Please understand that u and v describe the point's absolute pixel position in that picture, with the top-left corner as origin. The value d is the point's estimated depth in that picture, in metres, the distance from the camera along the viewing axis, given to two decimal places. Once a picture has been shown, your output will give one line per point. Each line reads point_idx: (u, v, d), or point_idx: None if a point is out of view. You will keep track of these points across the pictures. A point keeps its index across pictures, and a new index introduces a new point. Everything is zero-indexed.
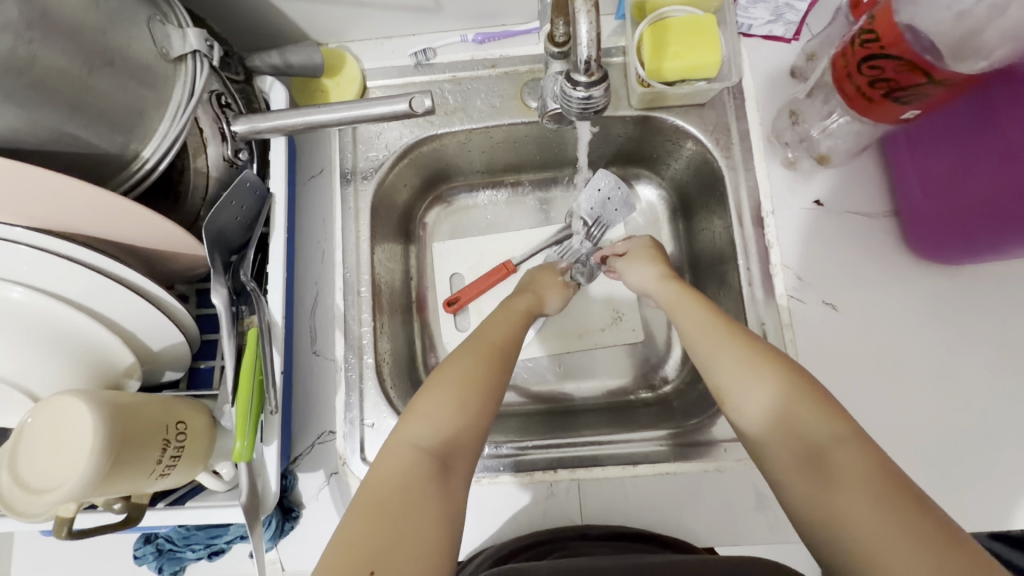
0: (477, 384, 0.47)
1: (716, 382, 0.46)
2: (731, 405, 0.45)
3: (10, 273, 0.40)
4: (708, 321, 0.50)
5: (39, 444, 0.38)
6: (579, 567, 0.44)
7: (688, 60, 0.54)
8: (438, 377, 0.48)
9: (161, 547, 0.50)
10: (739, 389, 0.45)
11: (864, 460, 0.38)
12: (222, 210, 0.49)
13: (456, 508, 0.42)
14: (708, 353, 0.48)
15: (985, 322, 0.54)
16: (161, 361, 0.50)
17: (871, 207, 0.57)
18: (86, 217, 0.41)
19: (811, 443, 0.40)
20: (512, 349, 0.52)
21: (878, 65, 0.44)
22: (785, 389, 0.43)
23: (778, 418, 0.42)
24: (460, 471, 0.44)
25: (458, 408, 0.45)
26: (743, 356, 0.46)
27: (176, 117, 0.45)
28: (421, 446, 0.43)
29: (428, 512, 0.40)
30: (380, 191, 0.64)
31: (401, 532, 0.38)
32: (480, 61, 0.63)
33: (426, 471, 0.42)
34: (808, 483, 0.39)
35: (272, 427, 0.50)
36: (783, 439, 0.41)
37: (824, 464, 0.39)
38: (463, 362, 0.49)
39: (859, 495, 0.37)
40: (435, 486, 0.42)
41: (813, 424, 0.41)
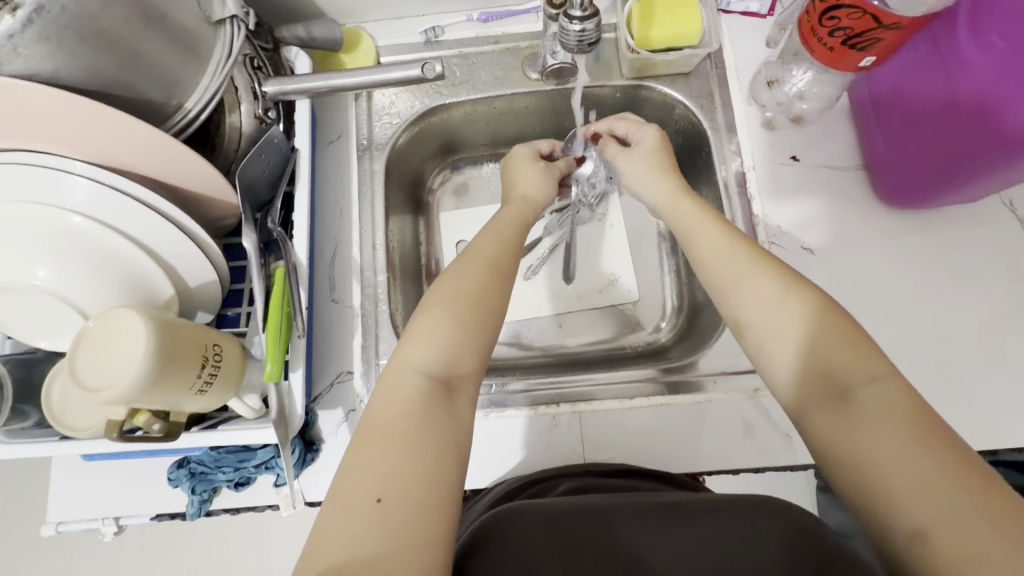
0: (475, 305, 0.48)
1: (739, 315, 0.46)
2: (752, 339, 0.45)
3: (72, 203, 0.45)
4: (732, 255, 0.49)
5: (97, 351, 0.42)
6: (591, 503, 0.45)
7: (673, 27, 0.60)
8: (434, 300, 0.48)
9: (194, 470, 0.55)
10: (766, 325, 0.45)
11: (897, 397, 0.39)
12: (252, 161, 0.54)
13: (461, 429, 0.43)
14: (732, 288, 0.47)
15: (944, 262, 0.60)
16: (196, 299, 0.54)
17: (842, 161, 0.63)
18: (139, 155, 0.46)
19: (840, 380, 0.41)
20: (510, 274, 0.52)
21: (835, 16, 0.50)
22: (818, 324, 0.43)
23: (807, 354, 0.42)
24: (463, 391, 0.45)
25: (461, 335, 0.46)
26: (771, 292, 0.45)
27: (215, 74, 0.51)
28: (424, 371, 0.44)
29: (438, 436, 0.41)
30: (392, 156, 0.69)
31: (412, 457, 0.39)
32: (484, 38, 0.69)
33: (430, 397, 0.43)
34: (835, 418, 0.40)
35: (298, 353, 0.55)
36: (812, 377, 0.42)
37: (851, 400, 0.40)
38: (461, 280, 0.49)
39: (887, 429, 0.38)
40: (445, 413, 0.43)
41: (845, 362, 0.41)
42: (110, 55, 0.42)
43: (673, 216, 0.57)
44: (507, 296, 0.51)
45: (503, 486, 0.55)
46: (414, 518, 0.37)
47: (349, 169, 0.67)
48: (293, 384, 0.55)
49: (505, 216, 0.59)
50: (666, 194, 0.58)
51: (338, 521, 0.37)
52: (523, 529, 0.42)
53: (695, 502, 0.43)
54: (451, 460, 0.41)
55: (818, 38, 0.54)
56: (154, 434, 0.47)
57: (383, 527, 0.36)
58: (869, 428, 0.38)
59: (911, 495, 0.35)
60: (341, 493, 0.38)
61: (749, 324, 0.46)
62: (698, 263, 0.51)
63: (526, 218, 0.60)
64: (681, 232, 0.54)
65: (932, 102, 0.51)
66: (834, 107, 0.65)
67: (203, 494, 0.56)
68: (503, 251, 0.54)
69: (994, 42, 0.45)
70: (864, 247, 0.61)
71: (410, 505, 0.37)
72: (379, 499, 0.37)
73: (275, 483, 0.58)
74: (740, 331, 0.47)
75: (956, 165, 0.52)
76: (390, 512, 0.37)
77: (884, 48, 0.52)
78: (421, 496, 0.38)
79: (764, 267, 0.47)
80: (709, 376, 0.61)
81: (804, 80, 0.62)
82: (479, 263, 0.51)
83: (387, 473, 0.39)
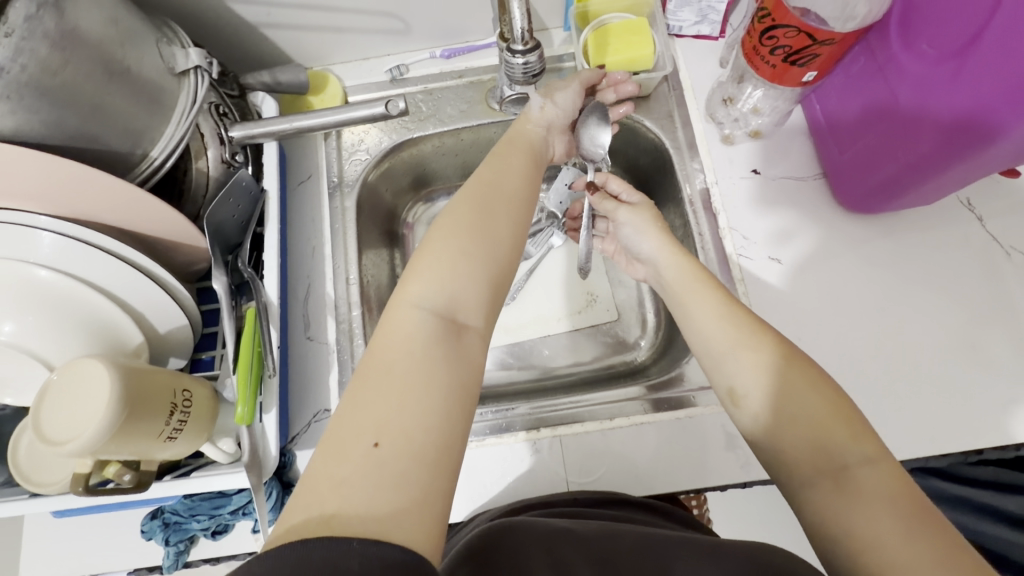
0: (477, 239, 0.44)
1: (731, 382, 0.44)
2: (746, 408, 0.43)
3: (38, 257, 0.46)
4: (731, 312, 0.47)
5: (62, 401, 0.42)
6: (589, 533, 0.44)
7: (626, 54, 0.63)
8: (438, 233, 0.45)
9: (168, 520, 0.54)
10: (763, 397, 0.42)
11: (892, 483, 0.37)
12: (221, 204, 0.54)
13: (471, 370, 0.40)
14: (723, 349, 0.45)
15: (911, 261, 0.61)
16: (168, 345, 0.54)
17: (801, 171, 0.65)
18: (105, 206, 0.47)
19: (834, 456, 0.38)
20: (522, 206, 0.49)
21: (774, 36, 0.52)
22: (811, 391, 0.41)
23: (798, 429, 0.40)
24: (472, 330, 0.42)
25: (463, 265, 0.43)
26: (760, 360, 0.43)
27: (180, 122, 0.52)
28: (423, 307, 0.41)
29: (449, 371, 0.38)
30: (363, 191, 0.70)
31: (416, 402, 0.36)
32: (447, 73, 0.71)
33: (437, 332, 0.40)
34: (829, 501, 0.37)
35: (271, 395, 0.54)
36: (806, 453, 0.39)
37: (846, 482, 0.37)
38: (463, 212, 0.46)
39: (884, 518, 0.35)
40: (453, 349, 0.40)
41: (838, 440, 0.39)
42: (71, 108, 0.44)
43: (669, 270, 0.54)
44: (523, 231, 0.48)
45: (489, 513, 0.54)
46: (419, 473, 0.34)
47: (320, 207, 0.67)
48: (266, 425, 0.54)
49: (515, 139, 0.56)
50: (659, 249, 0.56)
51: (334, 463, 0.34)
52: (518, 544, 0.42)
53: (694, 553, 0.40)
54: (459, 401, 0.38)
55: (761, 56, 0.55)
56: (124, 485, 0.46)
57: (383, 474, 0.33)
58: (866, 512, 0.36)
59: None
60: (337, 435, 0.35)
61: (742, 392, 0.44)
62: (688, 322, 0.49)
63: (535, 140, 0.57)
64: (676, 286, 0.52)
65: (877, 105, 0.54)
66: (789, 122, 0.67)
67: (179, 546, 0.54)
68: (515, 178, 0.51)
69: (925, 49, 0.48)
70: (832, 255, 0.62)
71: (406, 458, 0.34)
72: (376, 443, 0.34)
73: (254, 528, 0.56)
74: (732, 399, 0.44)
75: (906, 172, 0.53)
76: (387, 459, 0.34)
77: (823, 63, 0.54)
78: (425, 445, 0.35)
79: (752, 334, 0.45)
80: (688, 391, 0.61)
81: (756, 97, 0.64)
82: (482, 191, 0.48)
83: (385, 415, 0.35)
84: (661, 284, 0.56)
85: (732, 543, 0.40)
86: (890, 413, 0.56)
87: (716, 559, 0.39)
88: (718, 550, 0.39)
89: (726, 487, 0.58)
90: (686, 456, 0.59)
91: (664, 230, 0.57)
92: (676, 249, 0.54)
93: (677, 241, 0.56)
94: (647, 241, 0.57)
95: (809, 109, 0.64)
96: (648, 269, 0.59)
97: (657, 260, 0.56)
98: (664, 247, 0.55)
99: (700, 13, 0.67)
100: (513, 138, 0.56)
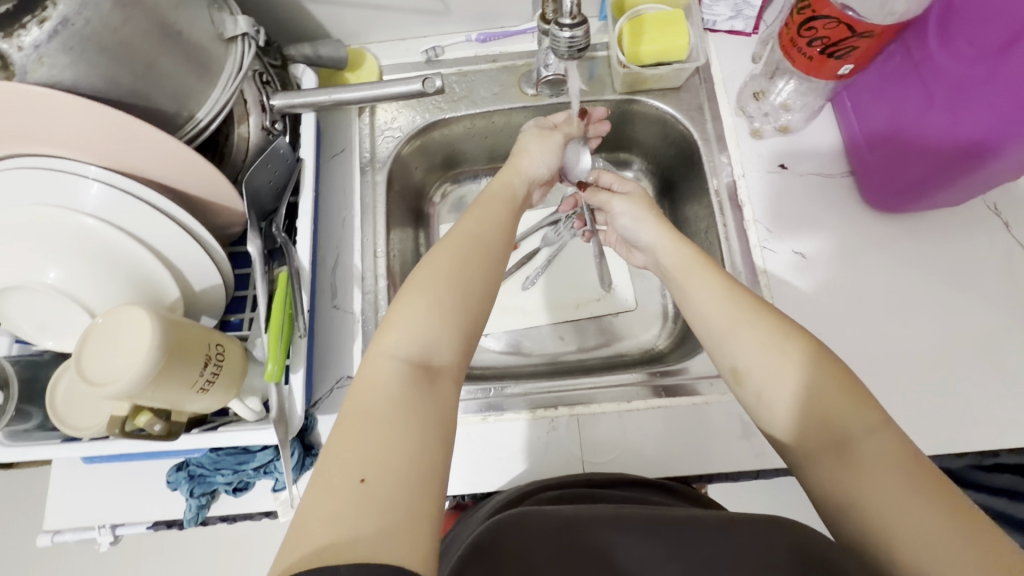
0: (451, 286, 0.45)
1: (734, 361, 0.44)
2: (748, 385, 0.44)
3: (85, 206, 0.47)
4: (731, 293, 0.47)
5: (103, 344, 0.43)
6: (600, 515, 0.43)
7: (662, 43, 0.63)
8: (414, 281, 0.45)
9: (192, 473, 0.55)
10: (762, 374, 0.42)
11: (897, 451, 0.37)
12: (260, 169, 0.56)
13: (446, 409, 0.40)
14: (725, 330, 0.46)
15: (935, 263, 0.62)
16: (201, 302, 0.56)
17: (829, 168, 0.65)
18: (151, 160, 0.48)
19: (836, 429, 0.39)
20: (498, 255, 0.50)
21: (814, 26, 0.53)
22: (814, 371, 0.41)
23: (799, 402, 0.41)
24: (446, 372, 0.42)
25: (436, 314, 0.43)
26: (764, 339, 0.43)
27: (226, 86, 0.53)
28: (398, 356, 0.41)
29: (424, 415, 0.39)
30: (394, 168, 0.71)
31: (394, 444, 0.36)
32: (482, 57, 0.73)
33: (411, 379, 0.40)
34: (834, 475, 0.38)
35: (299, 354, 0.56)
36: (810, 427, 0.40)
37: (848, 453, 0.38)
38: (440, 261, 0.47)
39: (887, 486, 0.36)
40: (426, 393, 0.40)
41: (842, 413, 0.39)
42: (126, 66, 0.45)
43: (669, 258, 0.54)
44: (496, 281, 0.49)
45: (503, 495, 0.55)
46: (404, 498, 0.34)
47: (352, 181, 0.69)
48: (293, 387, 0.55)
49: (493, 189, 0.57)
50: (666, 238, 0.55)
51: (319, 501, 0.34)
52: (525, 538, 0.42)
53: (709, 521, 0.41)
54: (435, 440, 0.38)
55: (798, 47, 0.56)
56: (155, 433, 0.48)
57: (368, 509, 0.34)
58: (870, 481, 0.36)
59: (922, 552, 0.33)
60: (323, 473, 0.35)
61: (744, 371, 0.44)
62: (690, 304, 0.49)
63: (516, 189, 0.58)
64: (676, 272, 0.52)
65: (910, 106, 0.55)
66: (820, 120, 0.67)
67: (201, 499, 0.56)
68: (492, 225, 0.52)
69: (962, 47, 0.48)
70: (856, 252, 0.63)
71: (392, 490, 0.35)
72: (362, 478, 0.35)
73: (274, 488, 0.57)
74: (736, 377, 0.45)
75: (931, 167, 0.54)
76: (372, 493, 0.34)
77: (860, 57, 0.54)
78: (406, 476, 0.35)
79: (750, 311, 0.45)
80: (705, 378, 0.62)
81: (788, 91, 0.66)
82: (460, 238, 0.49)
83: (371, 453, 0.36)
84: (660, 272, 0.56)
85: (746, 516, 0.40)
86: (908, 410, 0.57)
87: (730, 531, 0.39)
88: (733, 522, 0.40)
89: (739, 475, 0.58)
90: (699, 441, 0.59)
91: (662, 219, 0.58)
92: (678, 240, 0.54)
93: (675, 229, 0.56)
94: (647, 230, 0.58)
95: (840, 107, 0.65)
96: (647, 256, 0.59)
97: (656, 247, 0.56)
98: (664, 236, 0.56)
99: (735, 8, 0.68)
100: (493, 188, 0.57)
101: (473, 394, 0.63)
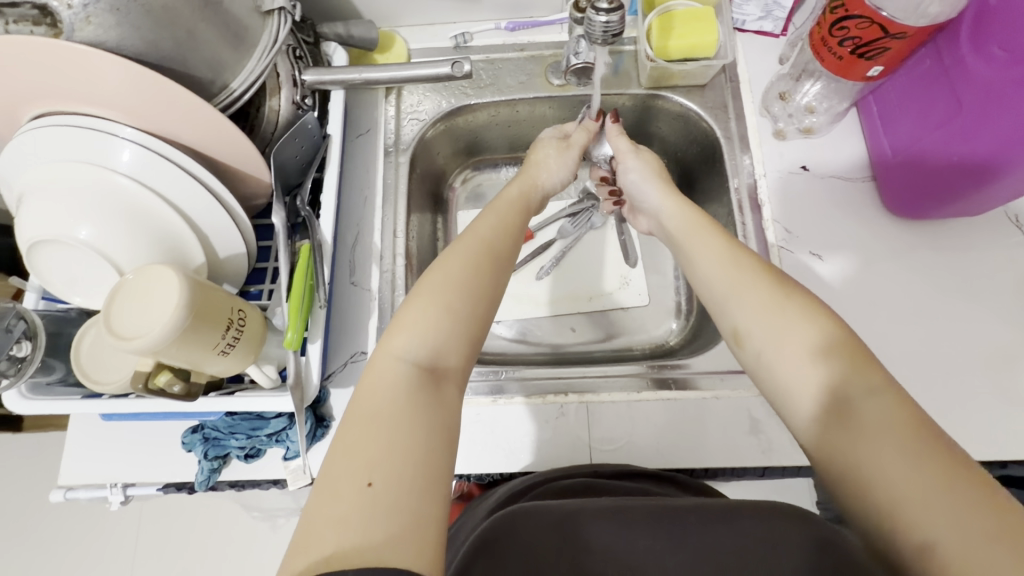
0: (460, 292, 0.45)
1: (736, 323, 0.45)
2: (749, 348, 0.44)
3: (118, 165, 0.48)
4: (732, 256, 0.48)
5: (133, 299, 0.44)
6: (602, 506, 0.43)
7: (691, 38, 0.64)
8: (423, 286, 0.45)
9: (207, 435, 0.57)
10: (762, 337, 0.43)
11: (898, 411, 0.37)
12: (287, 143, 0.57)
13: (450, 416, 0.40)
14: (727, 294, 0.47)
15: (953, 271, 0.62)
16: (224, 270, 0.57)
17: (850, 173, 0.66)
18: (185, 125, 0.49)
19: (836, 391, 0.39)
20: (506, 260, 0.49)
21: (846, 26, 0.54)
22: (819, 335, 0.41)
23: (799, 363, 0.41)
24: (451, 377, 0.43)
25: (448, 320, 0.43)
26: (768, 302, 0.44)
27: (261, 57, 0.54)
28: (406, 359, 0.42)
29: (431, 420, 0.39)
30: (417, 150, 0.72)
31: (401, 448, 0.37)
32: (510, 45, 0.73)
33: (418, 383, 0.40)
34: (834, 439, 0.38)
35: (318, 325, 0.57)
36: (807, 389, 0.41)
37: (849, 415, 0.38)
38: (452, 266, 0.46)
39: (888, 450, 0.36)
40: (432, 398, 0.40)
41: (841, 375, 0.40)
42: (166, 31, 0.46)
43: (672, 220, 0.56)
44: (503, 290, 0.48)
45: (508, 487, 0.55)
46: (413, 503, 0.35)
47: (375, 161, 0.70)
48: (310, 358, 0.56)
49: (508, 195, 0.57)
50: (669, 203, 0.57)
51: (327, 504, 0.34)
52: (531, 533, 0.41)
53: (713, 509, 0.41)
54: (441, 446, 0.38)
55: (829, 47, 0.57)
56: (175, 393, 0.49)
57: (376, 513, 0.34)
58: (869, 444, 0.36)
59: (918, 513, 0.33)
60: (330, 476, 0.35)
61: (744, 332, 0.45)
62: (694, 269, 0.51)
63: (529, 197, 0.59)
64: (679, 234, 0.54)
65: (938, 110, 0.55)
66: (845, 124, 0.67)
67: (213, 463, 0.57)
68: (503, 230, 0.52)
69: (995, 52, 0.48)
70: (874, 257, 0.63)
71: (400, 494, 0.35)
72: (369, 483, 0.35)
73: (285, 456, 0.58)
74: (737, 341, 0.46)
75: (951, 166, 0.55)
76: (380, 497, 0.34)
77: (891, 57, 0.55)
78: (412, 481, 0.36)
79: (750, 274, 0.46)
80: (715, 374, 0.62)
81: (813, 93, 0.67)
82: (473, 243, 0.49)
83: (377, 457, 0.36)
84: (664, 234, 0.58)
85: (748, 504, 0.41)
86: None
87: (732, 521, 0.39)
88: (737, 509, 0.40)
89: (746, 471, 0.59)
90: (707, 435, 0.60)
91: (668, 182, 0.60)
92: (681, 201, 0.57)
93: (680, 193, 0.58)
94: (652, 191, 0.60)
95: (866, 112, 0.65)
96: (651, 219, 0.61)
97: (661, 210, 0.58)
98: (669, 198, 0.57)
99: (765, 8, 0.68)
100: (505, 195, 0.57)
101: (484, 376, 0.63)
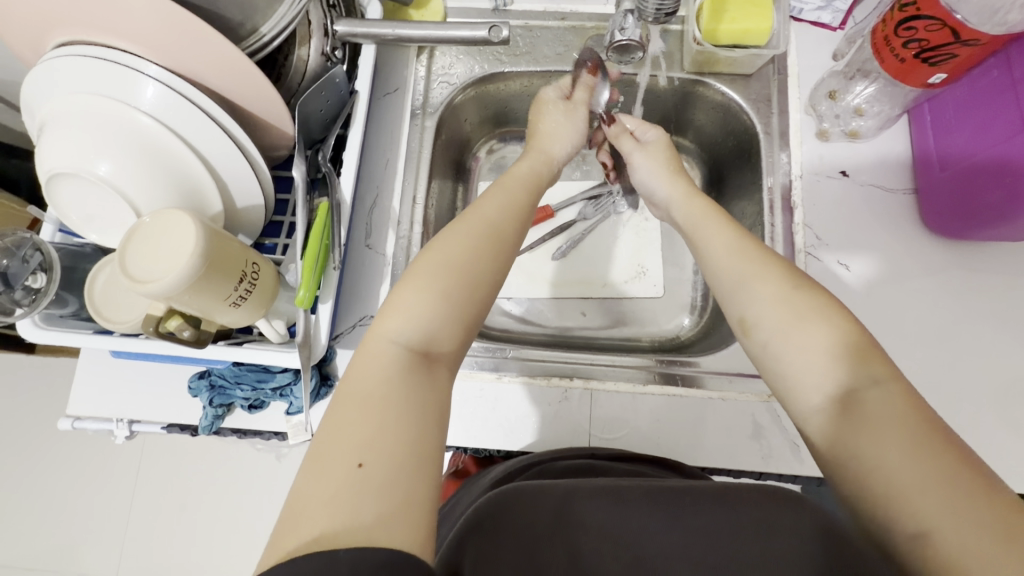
0: (461, 274, 0.44)
1: (744, 312, 0.44)
2: (755, 336, 0.43)
3: (142, 104, 0.47)
4: (743, 246, 0.47)
5: (153, 240, 0.44)
6: (598, 485, 0.43)
7: (743, 23, 0.60)
8: (420, 263, 0.45)
9: (213, 382, 0.57)
10: (773, 328, 0.42)
11: (901, 403, 0.37)
12: (313, 96, 0.55)
13: (441, 398, 0.40)
14: (734, 286, 0.45)
15: (985, 296, 0.60)
16: (240, 220, 0.56)
17: (891, 183, 0.63)
18: (209, 67, 0.48)
19: (839, 386, 0.39)
20: (510, 240, 0.48)
21: (913, 26, 0.51)
22: (827, 330, 0.40)
23: (806, 354, 0.40)
24: (444, 361, 0.42)
25: (444, 305, 0.43)
26: (778, 293, 0.43)
27: (294, 4, 0.51)
28: (398, 342, 0.41)
29: (422, 398, 0.39)
30: (447, 110, 0.70)
31: (391, 429, 0.36)
32: (551, 13, 0.70)
33: (408, 364, 0.40)
34: (837, 427, 0.38)
35: (329, 286, 0.56)
36: (811, 378, 0.40)
37: (855, 408, 0.37)
38: (454, 242, 0.46)
39: (889, 439, 0.35)
40: (424, 381, 0.40)
41: (845, 371, 0.39)
42: None
43: (683, 213, 0.54)
44: (503, 270, 0.47)
45: (494, 474, 0.55)
46: (404, 480, 0.35)
47: (400, 123, 0.68)
48: (320, 318, 0.56)
49: (519, 172, 0.57)
50: (679, 193, 0.56)
51: (316, 481, 0.34)
52: (527, 519, 0.41)
53: (703, 491, 0.40)
54: (431, 423, 0.38)
55: (892, 48, 0.54)
56: (184, 339, 0.49)
57: (368, 490, 0.34)
58: (875, 441, 0.36)
59: (918, 504, 0.33)
60: (322, 453, 0.35)
61: (753, 321, 0.44)
62: (704, 254, 0.49)
63: (540, 175, 0.58)
64: (689, 228, 0.53)
65: (995, 122, 0.52)
66: (893, 131, 0.64)
67: (218, 410, 0.57)
68: (507, 211, 0.50)
69: None
70: (904, 272, 0.61)
71: (391, 470, 0.35)
72: (360, 463, 0.34)
73: (287, 411, 0.59)
74: (744, 329, 0.44)
75: (997, 180, 0.52)
76: (370, 477, 0.34)
77: (957, 65, 0.52)
78: (404, 458, 0.35)
79: (762, 264, 0.45)
80: (724, 375, 0.61)
81: (865, 95, 0.63)
82: (475, 222, 0.48)
83: (367, 436, 0.36)
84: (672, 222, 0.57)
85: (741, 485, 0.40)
86: None
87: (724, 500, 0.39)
88: (727, 489, 0.40)
89: (743, 474, 0.58)
90: (707, 434, 0.59)
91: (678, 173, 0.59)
92: (693, 194, 0.55)
93: (692, 185, 0.57)
94: (660, 185, 0.58)
95: (917, 120, 0.62)
96: (660, 211, 0.61)
97: (671, 202, 0.57)
98: (680, 190, 0.56)
99: None
100: (517, 172, 0.56)
101: (490, 352, 0.63)
